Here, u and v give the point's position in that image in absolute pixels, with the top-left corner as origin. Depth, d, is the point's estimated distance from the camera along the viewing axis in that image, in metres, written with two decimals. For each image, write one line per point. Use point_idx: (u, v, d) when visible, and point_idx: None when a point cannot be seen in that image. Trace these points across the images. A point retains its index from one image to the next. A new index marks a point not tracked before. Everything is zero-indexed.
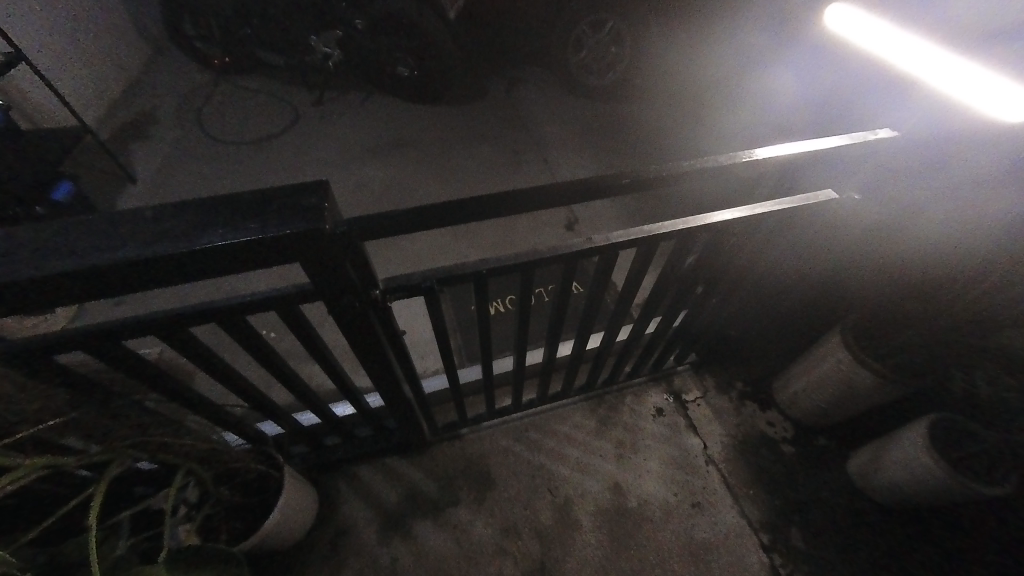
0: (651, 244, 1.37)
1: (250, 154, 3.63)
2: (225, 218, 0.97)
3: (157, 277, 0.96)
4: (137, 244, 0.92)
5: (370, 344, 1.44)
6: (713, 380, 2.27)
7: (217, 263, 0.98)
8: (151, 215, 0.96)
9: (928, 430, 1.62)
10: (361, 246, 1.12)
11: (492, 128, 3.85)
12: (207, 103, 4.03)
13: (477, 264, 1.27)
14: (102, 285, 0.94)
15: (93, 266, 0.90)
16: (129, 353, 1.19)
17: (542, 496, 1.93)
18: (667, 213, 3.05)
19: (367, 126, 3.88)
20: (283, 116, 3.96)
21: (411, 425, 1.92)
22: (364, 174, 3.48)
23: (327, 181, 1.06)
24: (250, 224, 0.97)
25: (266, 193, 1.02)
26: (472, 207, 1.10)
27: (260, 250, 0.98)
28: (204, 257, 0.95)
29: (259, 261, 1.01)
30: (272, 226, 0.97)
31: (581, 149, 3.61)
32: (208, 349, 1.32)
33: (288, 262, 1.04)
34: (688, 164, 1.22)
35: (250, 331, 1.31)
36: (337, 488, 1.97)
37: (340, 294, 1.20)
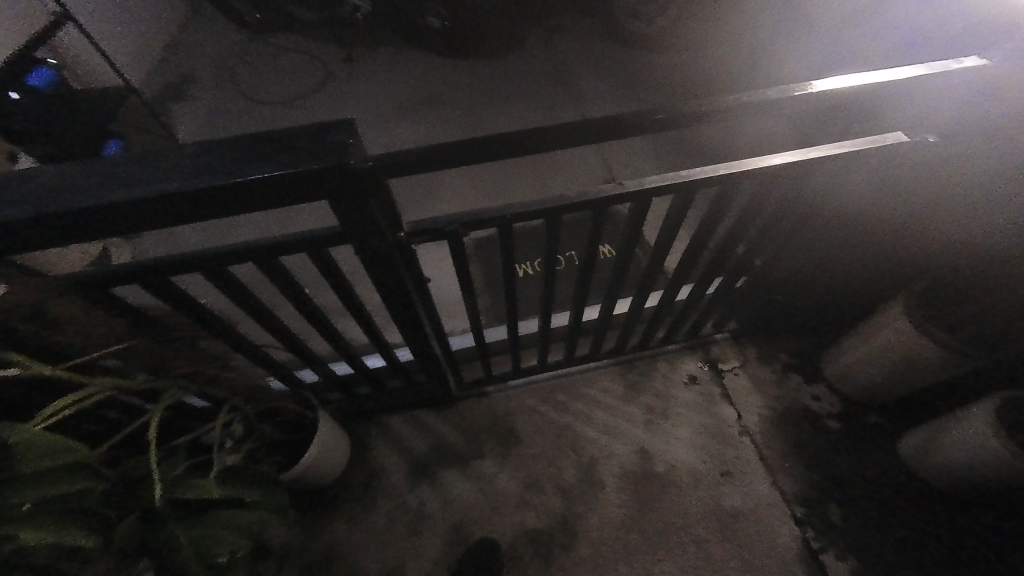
0: (693, 193, 1.26)
1: (285, 113, 3.63)
2: (253, 153, 0.95)
3: (186, 215, 0.96)
4: (176, 179, 0.91)
5: (398, 296, 1.43)
6: (753, 350, 2.15)
7: (254, 200, 0.97)
8: (178, 151, 0.95)
9: (996, 408, 1.47)
10: (387, 186, 1.08)
11: (528, 81, 3.65)
12: (242, 62, 4.04)
13: (504, 211, 1.20)
14: (138, 221, 0.94)
15: (130, 201, 0.90)
16: (174, 293, 1.23)
17: (567, 454, 1.93)
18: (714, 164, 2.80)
19: (398, 82, 3.77)
20: (314, 74, 3.92)
21: (439, 379, 1.94)
22: (395, 130, 3.42)
23: (355, 118, 1.01)
24: (284, 158, 0.94)
25: (295, 130, 0.99)
26: (498, 144, 1.03)
27: (293, 187, 0.96)
28: (241, 192, 0.93)
29: (286, 200, 0.99)
30: (305, 161, 0.94)
31: (621, 102, 3.37)
32: (247, 293, 1.34)
33: (318, 200, 1.01)
34: (736, 99, 1.09)
35: (280, 278, 1.31)
36: (368, 437, 2.03)
37: (368, 238, 1.17)
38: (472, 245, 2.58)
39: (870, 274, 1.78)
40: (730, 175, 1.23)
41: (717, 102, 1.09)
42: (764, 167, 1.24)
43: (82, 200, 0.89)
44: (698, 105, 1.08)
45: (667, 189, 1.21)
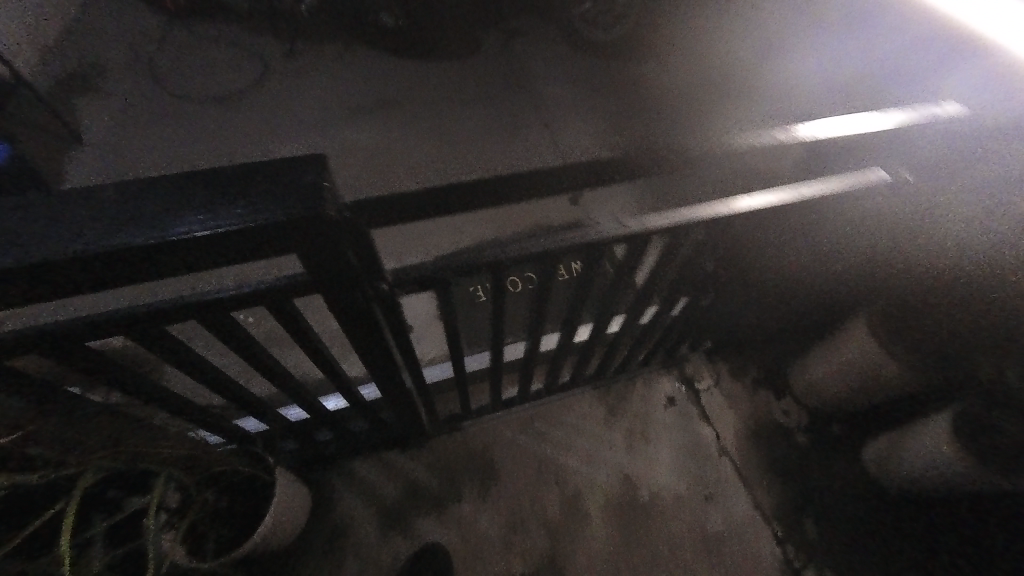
0: (690, 229, 1.20)
1: (218, 113, 3.24)
2: (191, 200, 0.75)
3: (101, 280, 0.74)
4: (85, 236, 0.70)
5: (368, 340, 1.26)
6: (726, 367, 2.17)
7: (199, 260, 0.77)
8: (89, 195, 0.74)
9: (952, 422, 1.54)
10: (369, 234, 0.92)
11: (488, 86, 3.53)
12: (162, 52, 3.56)
13: (497, 253, 1.06)
14: (33, 290, 0.72)
15: (16, 265, 0.68)
16: (86, 356, 0.99)
17: (550, 487, 1.85)
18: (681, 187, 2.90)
19: (347, 80, 3.49)
20: (250, 68, 3.53)
21: (411, 417, 1.78)
22: (347, 135, 3.17)
23: (325, 155, 0.83)
24: (237, 207, 0.76)
25: (250, 168, 0.80)
26: (492, 185, 0.90)
27: (250, 243, 0.78)
28: (183, 252, 0.74)
29: (240, 256, 0.80)
30: (265, 209, 0.76)
31: (583, 112, 3.35)
32: (182, 346, 1.11)
33: (282, 253, 0.84)
34: (739, 140, 1.02)
35: (225, 331, 1.10)
36: (331, 485, 1.83)
37: (339, 285, 1.00)
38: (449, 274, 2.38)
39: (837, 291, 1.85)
40: (733, 212, 1.17)
41: (723, 141, 1.02)
42: (763, 207, 1.18)
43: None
44: (703, 147, 1.00)
45: (667, 228, 1.14)
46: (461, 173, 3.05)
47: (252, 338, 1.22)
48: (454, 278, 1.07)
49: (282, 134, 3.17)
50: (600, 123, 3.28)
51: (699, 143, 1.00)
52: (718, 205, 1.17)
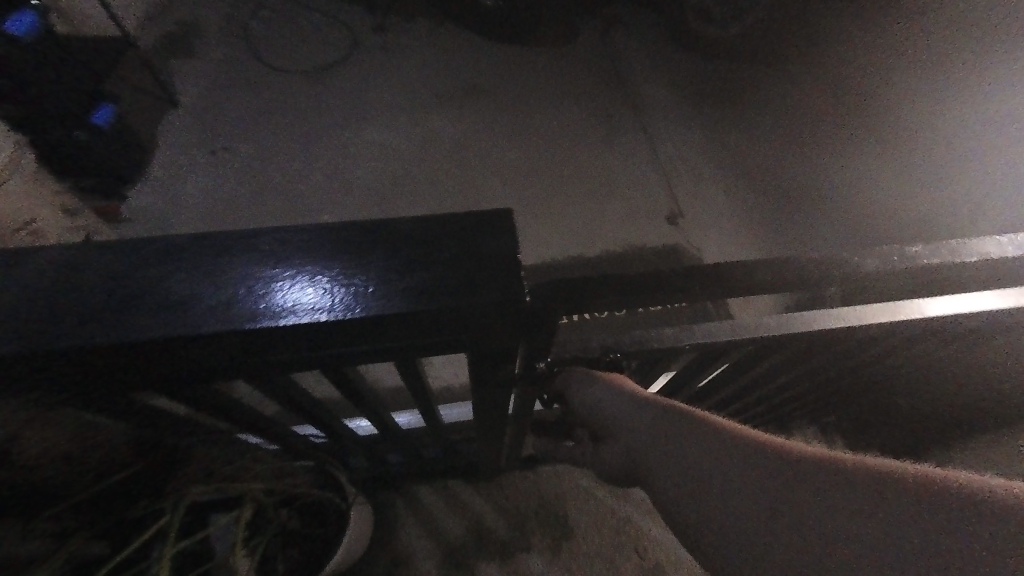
0: (888, 328, 0.99)
1: (306, 87, 3.16)
2: (346, 267, 0.63)
3: (250, 351, 0.64)
4: (246, 304, 0.60)
5: (481, 397, 1.11)
6: (842, 444, 1.92)
7: (365, 336, 0.65)
8: (253, 255, 0.63)
9: None
10: (551, 323, 0.77)
11: (585, 82, 3.26)
12: (257, 17, 3.50)
13: (673, 346, 0.97)
14: (178, 357, 0.63)
15: (170, 335, 0.59)
16: (208, 399, 0.90)
17: (628, 555, 1.66)
18: (807, 242, 2.54)
19: (436, 62, 3.32)
20: (340, 41, 3.42)
21: (491, 455, 1.62)
22: (432, 123, 3.00)
23: (511, 210, 0.69)
24: (411, 275, 0.63)
25: (427, 225, 0.68)
26: (710, 279, 0.77)
27: (411, 329, 0.65)
28: (356, 334, 0.63)
29: (404, 344, 0.68)
30: (440, 280, 0.63)
31: (687, 122, 3.04)
32: (293, 391, 0.99)
33: (450, 337, 0.69)
34: (979, 248, 0.88)
35: (348, 378, 0.99)
36: (393, 508, 1.72)
37: (487, 361, 0.84)
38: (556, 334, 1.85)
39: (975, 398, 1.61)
40: (937, 319, 0.96)
41: (971, 246, 0.87)
42: (969, 313, 0.95)
43: (87, 328, 0.59)
44: (942, 256, 0.84)
45: (853, 332, 0.97)
46: (549, 175, 2.81)
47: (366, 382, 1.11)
48: (613, 357, 0.99)
49: (367, 115, 3.05)
50: (706, 135, 2.97)
51: (937, 251, 0.85)
52: (910, 304, 0.96)
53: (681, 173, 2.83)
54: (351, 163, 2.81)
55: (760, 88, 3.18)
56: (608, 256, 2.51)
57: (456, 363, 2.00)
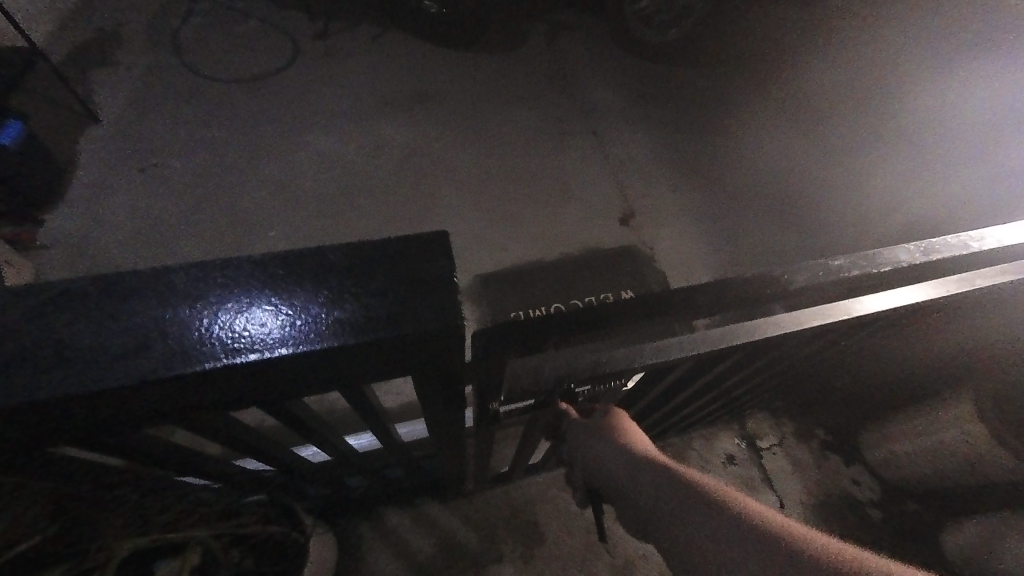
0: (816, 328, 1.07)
1: (245, 97, 3.02)
2: (274, 299, 0.61)
3: (173, 400, 0.60)
4: (163, 351, 0.56)
5: (437, 415, 1.09)
6: (792, 426, 2.03)
7: (299, 375, 0.62)
8: (162, 297, 0.59)
9: None
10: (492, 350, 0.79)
11: (535, 87, 3.31)
12: (185, 24, 3.31)
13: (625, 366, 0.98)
14: (88, 410, 0.57)
15: (75, 387, 0.54)
16: (134, 445, 0.83)
17: (599, 555, 1.67)
18: (751, 236, 2.67)
19: (384, 69, 3.26)
20: (279, 48, 3.29)
21: (455, 468, 1.60)
22: (382, 131, 2.94)
23: (447, 232, 0.68)
24: (343, 311, 0.61)
25: (358, 254, 0.65)
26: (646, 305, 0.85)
27: (348, 363, 0.63)
28: (287, 373, 0.60)
29: (343, 377, 0.65)
30: (378, 313, 0.61)
31: (636, 123, 3.14)
32: (233, 427, 0.93)
33: (395, 362, 0.67)
34: (890, 257, 0.94)
35: (294, 410, 0.95)
36: (358, 533, 1.66)
37: (440, 377, 0.82)
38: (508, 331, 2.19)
39: (904, 373, 1.75)
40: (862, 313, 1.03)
41: (885, 255, 0.94)
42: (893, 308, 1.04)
43: None
44: (861, 267, 0.92)
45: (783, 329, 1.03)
46: (503, 180, 2.82)
47: (312, 412, 1.06)
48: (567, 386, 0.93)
49: (313, 123, 2.94)
50: (655, 136, 3.08)
51: (856, 262, 0.93)
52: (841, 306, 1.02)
53: (632, 172, 2.91)
54: (298, 176, 2.70)
55: (701, 88, 3.33)
56: (567, 257, 2.54)
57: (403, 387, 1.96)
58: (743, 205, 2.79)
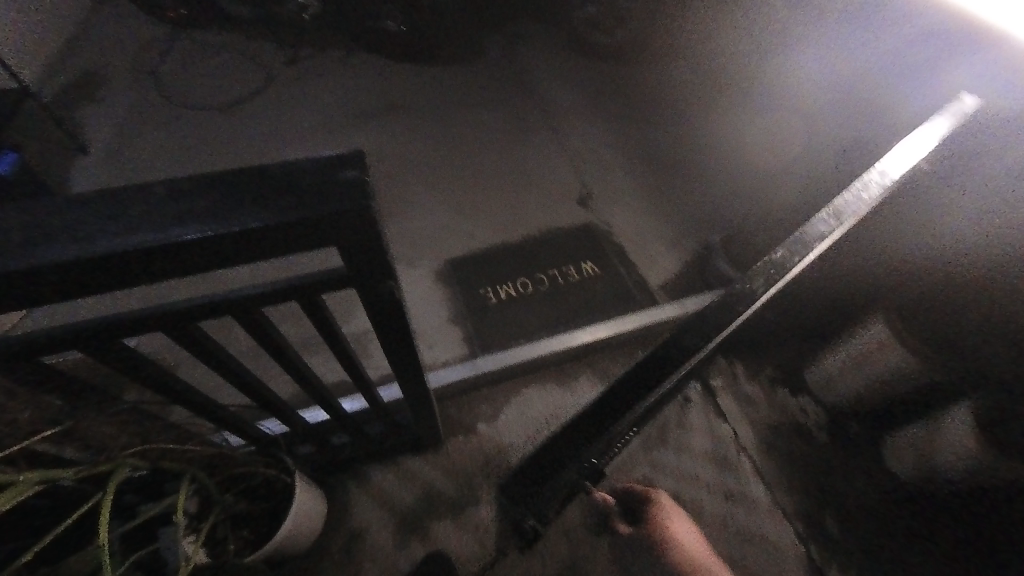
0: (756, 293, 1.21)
1: (223, 120, 3.24)
2: (228, 193, 0.77)
3: (140, 276, 0.76)
4: (145, 228, 0.72)
5: (394, 344, 1.26)
6: (742, 366, 2.21)
7: (253, 252, 0.79)
8: (139, 193, 0.75)
9: (963, 411, 1.55)
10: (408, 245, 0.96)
11: (495, 91, 3.57)
12: (165, 62, 3.56)
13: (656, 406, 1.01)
14: (89, 282, 0.74)
15: (75, 255, 0.70)
16: (128, 358, 0.99)
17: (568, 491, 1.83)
18: (701, 202, 2.82)
19: (353, 86, 3.52)
20: (254, 75, 3.55)
21: (429, 419, 1.74)
22: (355, 140, 3.17)
23: (364, 151, 0.86)
24: (283, 201, 0.78)
25: (292, 165, 0.82)
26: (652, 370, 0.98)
27: (288, 242, 0.80)
28: (242, 246, 0.77)
29: (287, 256, 0.82)
30: (308, 203, 0.78)
31: (588, 116, 3.40)
32: (218, 353, 1.09)
33: (322, 249, 0.84)
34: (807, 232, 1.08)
35: (272, 339, 1.13)
36: (346, 489, 1.80)
37: (381, 281, 0.99)
38: (469, 311, 2.38)
39: (829, 302, 1.94)
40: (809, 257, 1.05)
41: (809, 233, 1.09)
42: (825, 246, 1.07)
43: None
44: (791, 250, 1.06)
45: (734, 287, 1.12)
46: (467, 175, 3.04)
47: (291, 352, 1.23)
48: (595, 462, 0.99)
49: (288, 139, 3.16)
50: (606, 126, 3.32)
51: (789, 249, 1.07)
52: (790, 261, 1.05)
53: (588, 160, 3.14)
54: None
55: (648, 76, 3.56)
56: (531, 237, 2.73)
57: (381, 360, 2.11)
58: (694, 176, 2.94)
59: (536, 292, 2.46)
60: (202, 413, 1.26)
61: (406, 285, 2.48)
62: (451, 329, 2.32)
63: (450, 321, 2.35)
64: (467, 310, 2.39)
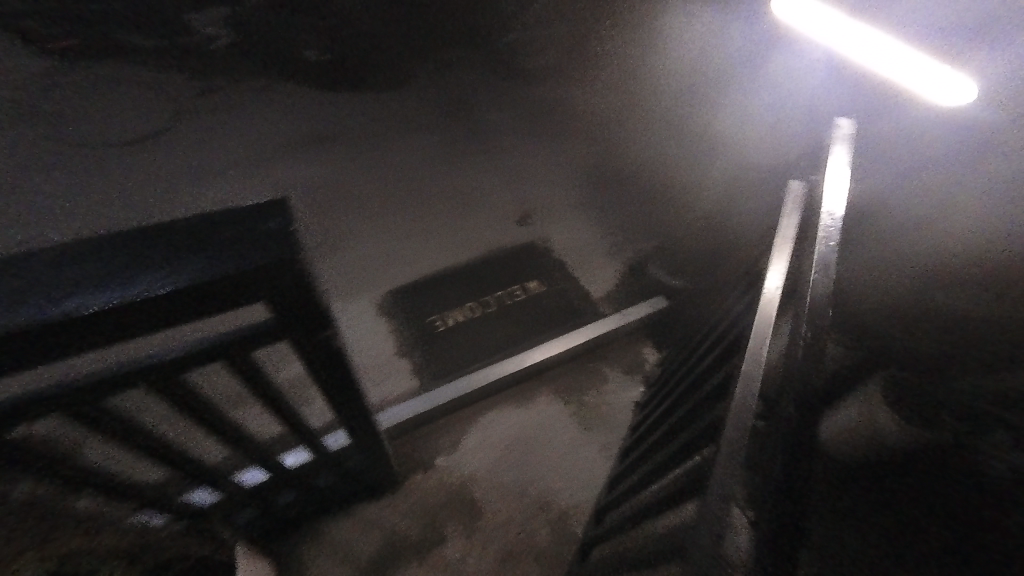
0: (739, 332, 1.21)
1: (126, 158, 2.95)
2: (132, 258, 0.74)
3: (17, 366, 0.65)
4: (31, 303, 0.66)
5: (335, 389, 1.18)
6: None
7: (164, 316, 0.72)
8: (30, 269, 0.72)
9: None
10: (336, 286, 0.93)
11: (426, 117, 3.58)
12: (51, 99, 3.21)
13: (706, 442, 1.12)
14: None
15: None
16: None
17: (535, 513, 1.80)
18: (635, 213, 2.96)
19: (274, 117, 3.37)
20: (159, 109, 3.29)
21: (383, 460, 1.66)
22: (280, 172, 3.03)
23: (286, 199, 0.86)
24: (198, 258, 0.75)
25: (206, 222, 0.81)
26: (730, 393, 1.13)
27: (210, 302, 0.74)
28: (153, 313, 0.71)
29: (206, 316, 0.76)
30: (226, 256, 0.75)
31: (520, 137, 3.50)
32: (129, 428, 0.97)
33: (246, 305, 0.78)
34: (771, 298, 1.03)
35: (194, 404, 1.02)
36: (297, 551, 1.65)
37: (314, 326, 0.95)
38: (417, 341, 2.32)
39: None
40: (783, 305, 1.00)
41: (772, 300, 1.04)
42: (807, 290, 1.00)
43: None
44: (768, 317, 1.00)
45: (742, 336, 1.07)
46: (404, 202, 3.00)
47: (221, 415, 1.12)
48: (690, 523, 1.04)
49: (203, 174, 2.94)
50: (538, 146, 3.44)
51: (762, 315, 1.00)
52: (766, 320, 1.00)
53: (524, 179, 3.22)
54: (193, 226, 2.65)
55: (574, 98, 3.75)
56: (474, 259, 2.73)
57: (320, 407, 1.96)
58: (628, 190, 3.10)
59: (485, 315, 2.46)
60: (114, 497, 1.12)
61: (347, 321, 2.37)
62: (401, 362, 2.24)
63: (399, 354, 2.27)
64: (414, 339, 2.33)
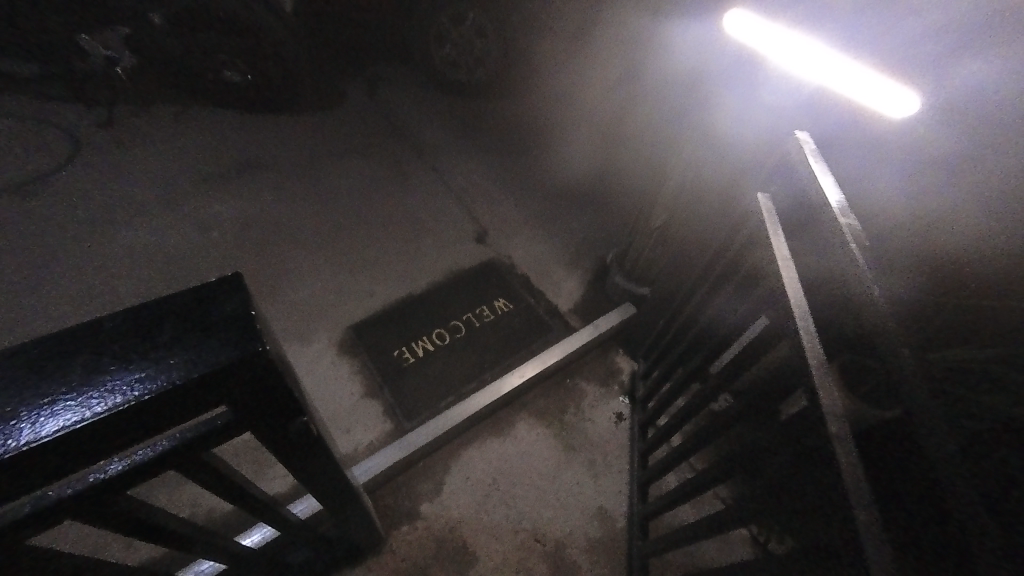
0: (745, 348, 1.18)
1: (17, 207, 2.56)
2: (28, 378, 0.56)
3: None
4: None
5: (306, 466, 1.05)
6: None
7: (88, 447, 0.58)
8: None
9: None
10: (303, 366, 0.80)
11: (365, 138, 3.41)
12: None
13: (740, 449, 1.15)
14: None
15: None
16: None
17: (531, 549, 1.74)
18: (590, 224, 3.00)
19: (195, 147, 3.07)
20: (55, 147, 2.90)
21: (363, 524, 1.52)
22: (208, 207, 2.75)
23: (239, 275, 0.71)
24: (128, 370, 0.59)
25: (134, 315, 0.64)
26: (725, 422, 1.20)
27: (145, 418, 0.60)
28: (71, 446, 0.56)
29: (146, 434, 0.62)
30: (166, 363, 0.60)
31: (466, 152, 3.42)
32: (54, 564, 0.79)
33: (210, 411, 0.69)
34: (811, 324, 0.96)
35: (138, 519, 0.86)
36: None
37: (281, 412, 0.81)
38: (386, 379, 2.18)
39: None
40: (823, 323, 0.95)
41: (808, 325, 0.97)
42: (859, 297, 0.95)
43: None
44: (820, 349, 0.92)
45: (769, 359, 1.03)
46: (352, 230, 2.82)
47: (172, 520, 0.95)
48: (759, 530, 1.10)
49: (117, 217, 2.62)
50: (485, 161, 3.38)
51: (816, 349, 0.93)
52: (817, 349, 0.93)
53: (475, 196, 3.14)
54: (110, 278, 2.34)
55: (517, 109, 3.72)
56: (435, 284, 2.62)
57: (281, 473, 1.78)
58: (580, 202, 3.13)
59: (454, 343, 2.35)
60: None
61: (303, 368, 2.18)
62: (369, 405, 2.09)
63: (366, 396, 2.12)
64: (381, 378, 2.18)
